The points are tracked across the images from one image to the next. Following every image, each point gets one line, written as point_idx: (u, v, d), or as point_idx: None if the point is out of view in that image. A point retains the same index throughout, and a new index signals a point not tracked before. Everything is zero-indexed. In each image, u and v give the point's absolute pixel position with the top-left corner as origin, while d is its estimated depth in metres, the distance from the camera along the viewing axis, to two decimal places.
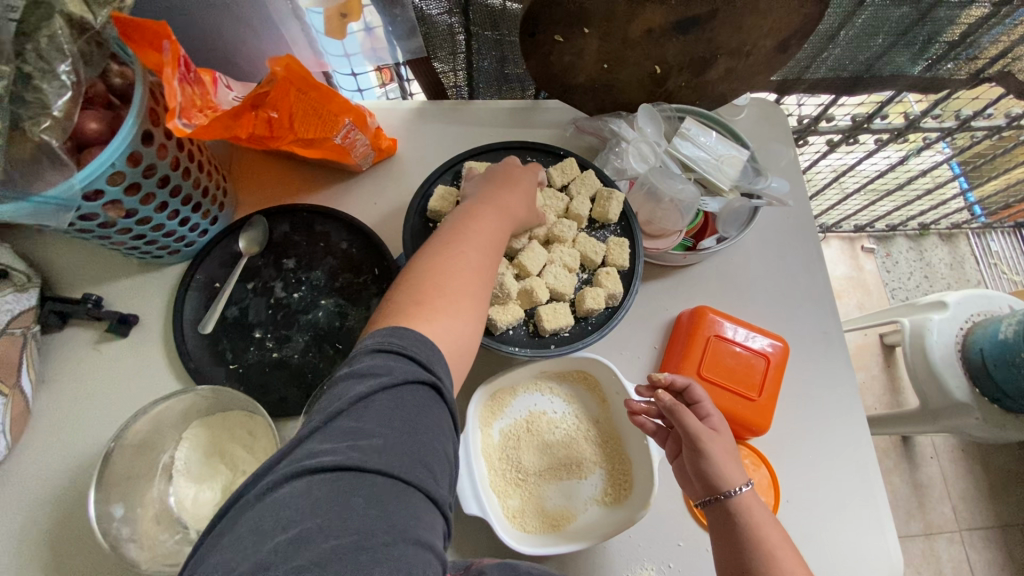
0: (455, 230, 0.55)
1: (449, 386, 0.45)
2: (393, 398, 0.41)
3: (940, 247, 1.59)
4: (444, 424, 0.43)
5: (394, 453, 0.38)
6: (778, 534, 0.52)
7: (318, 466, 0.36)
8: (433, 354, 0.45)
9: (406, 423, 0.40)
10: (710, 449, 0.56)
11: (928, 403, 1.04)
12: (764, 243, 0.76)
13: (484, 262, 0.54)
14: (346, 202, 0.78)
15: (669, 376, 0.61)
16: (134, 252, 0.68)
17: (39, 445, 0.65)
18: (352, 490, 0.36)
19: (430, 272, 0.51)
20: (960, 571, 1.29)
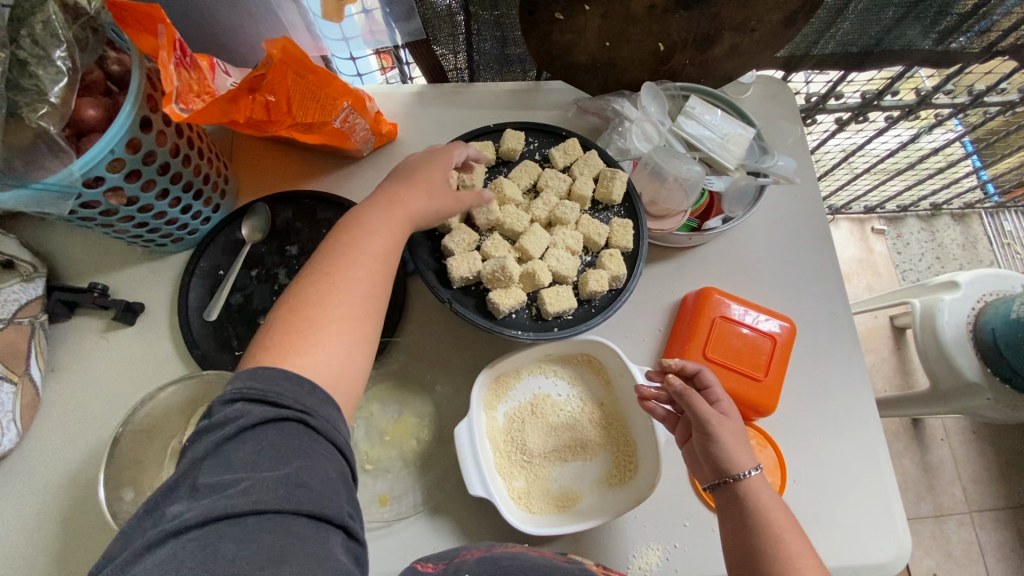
0: (341, 246, 0.53)
1: (323, 416, 0.43)
2: (251, 442, 0.40)
3: (952, 227, 1.56)
4: (323, 449, 0.42)
5: (264, 492, 0.38)
6: (787, 518, 0.52)
7: (180, 527, 0.36)
8: (300, 386, 0.43)
9: (276, 460, 0.39)
10: (722, 432, 0.55)
11: (938, 383, 1.03)
12: (771, 223, 0.75)
13: (368, 281, 0.52)
14: (348, 188, 0.77)
15: (680, 361, 0.61)
16: (138, 241, 0.68)
17: (49, 432, 0.66)
18: (219, 541, 0.36)
19: (309, 294, 0.50)
20: (971, 552, 1.28)
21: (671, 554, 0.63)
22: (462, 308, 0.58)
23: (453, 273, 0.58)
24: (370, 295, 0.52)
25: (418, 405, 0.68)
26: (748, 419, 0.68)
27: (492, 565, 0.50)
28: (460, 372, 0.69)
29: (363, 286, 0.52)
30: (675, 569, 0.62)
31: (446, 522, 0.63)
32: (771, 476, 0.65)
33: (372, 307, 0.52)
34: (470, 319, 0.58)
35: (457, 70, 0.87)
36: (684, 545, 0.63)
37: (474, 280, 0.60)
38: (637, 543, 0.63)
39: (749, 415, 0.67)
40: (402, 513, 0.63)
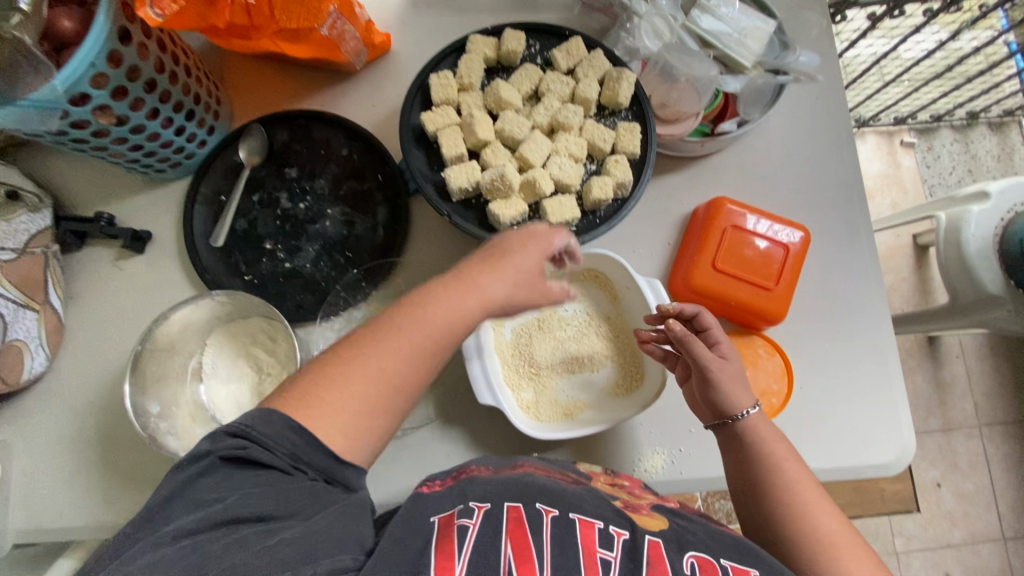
0: (399, 321, 0.48)
1: (323, 463, 0.44)
2: (226, 479, 0.41)
3: (988, 137, 1.46)
4: (308, 486, 0.42)
5: (255, 501, 0.40)
6: (784, 446, 0.55)
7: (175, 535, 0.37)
8: (300, 442, 0.43)
9: (270, 490, 0.41)
10: (722, 377, 0.56)
11: (958, 297, 1.00)
12: (790, 126, 0.71)
13: (410, 369, 0.48)
14: (344, 106, 0.74)
15: (678, 305, 0.60)
16: (136, 165, 0.67)
17: (76, 357, 0.69)
18: (212, 539, 0.37)
19: (353, 365, 0.46)
20: (977, 463, 1.31)
21: (676, 459, 0.65)
22: (463, 221, 0.57)
23: (452, 185, 0.56)
24: (405, 374, 0.47)
25: None
26: (756, 328, 0.68)
27: (509, 492, 0.49)
28: None
29: (387, 369, 0.47)
30: (680, 471, 0.64)
31: (457, 432, 0.65)
32: (778, 383, 0.66)
33: (406, 392, 0.48)
34: (471, 232, 0.57)
35: None
36: (689, 449, 0.65)
37: (473, 193, 0.58)
38: (642, 449, 0.65)
39: (756, 324, 0.67)
40: (415, 424, 0.65)
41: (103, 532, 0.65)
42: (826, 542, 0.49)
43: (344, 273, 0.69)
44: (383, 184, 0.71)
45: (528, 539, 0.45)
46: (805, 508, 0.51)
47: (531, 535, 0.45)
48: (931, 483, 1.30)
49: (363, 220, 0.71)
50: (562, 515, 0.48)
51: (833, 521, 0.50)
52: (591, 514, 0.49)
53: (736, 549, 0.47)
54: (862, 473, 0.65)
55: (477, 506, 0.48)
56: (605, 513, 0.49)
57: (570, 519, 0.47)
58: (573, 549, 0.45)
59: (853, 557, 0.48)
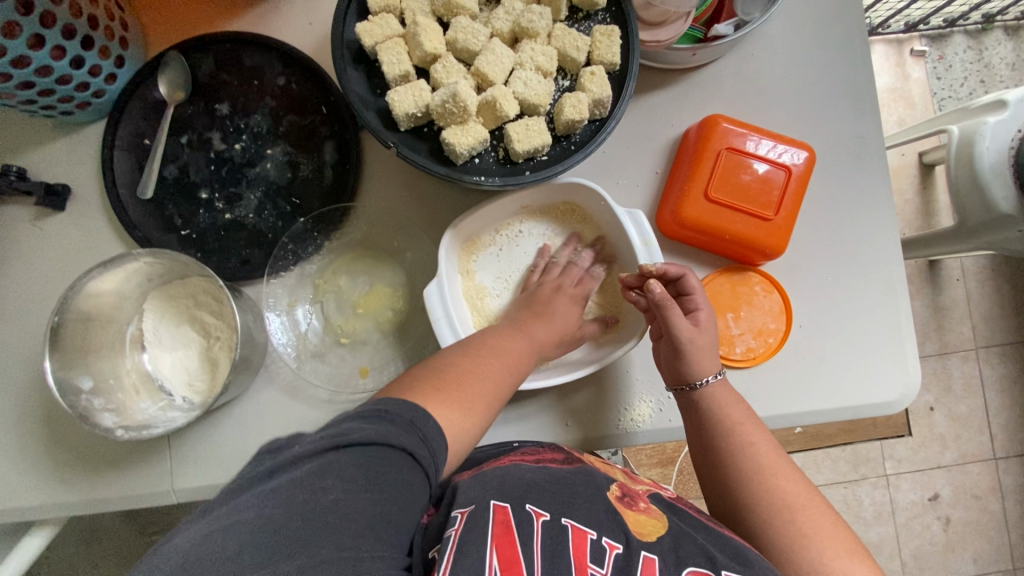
0: (490, 342, 0.53)
1: (427, 446, 0.41)
2: (359, 462, 0.37)
3: (1004, 42, 1.34)
4: (415, 485, 0.39)
5: (359, 516, 0.35)
6: (742, 411, 0.52)
7: (252, 521, 0.33)
8: (418, 428, 0.41)
9: (370, 483, 0.36)
10: (689, 349, 0.52)
11: (966, 218, 0.93)
12: (795, 27, 0.61)
13: (511, 376, 0.52)
14: (276, 25, 0.63)
15: (661, 265, 0.53)
16: (35, 108, 0.57)
17: (5, 329, 0.62)
18: (318, 540, 0.33)
19: (462, 367, 0.49)
20: (971, 386, 1.30)
21: (665, 407, 0.60)
22: (413, 154, 0.49)
23: (397, 111, 0.47)
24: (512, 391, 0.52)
25: (389, 275, 0.63)
26: (753, 263, 0.61)
27: (492, 495, 0.44)
28: (430, 237, 0.62)
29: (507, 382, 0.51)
30: (669, 419, 0.60)
31: None
32: (775, 321, 0.60)
33: (506, 394, 0.51)
34: (424, 166, 0.49)
35: None
36: None
37: (425, 119, 0.50)
38: (629, 397, 0.61)
39: (753, 258, 0.60)
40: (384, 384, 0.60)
41: (62, 510, 0.61)
42: (782, 509, 0.46)
43: (293, 222, 0.62)
44: (328, 118, 0.62)
45: (517, 551, 0.39)
46: (760, 474, 0.48)
47: (521, 544, 0.40)
48: (925, 407, 1.30)
49: (310, 161, 0.62)
50: (554, 520, 0.42)
51: (791, 487, 0.48)
52: (584, 519, 0.43)
53: (737, 557, 0.42)
54: (862, 412, 0.61)
55: (459, 511, 0.42)
56: (602, 518, 0.44)
57: (562, 524, 0.42)
58: (566, 559, 0.40)
59: (812, 523, 0.46)
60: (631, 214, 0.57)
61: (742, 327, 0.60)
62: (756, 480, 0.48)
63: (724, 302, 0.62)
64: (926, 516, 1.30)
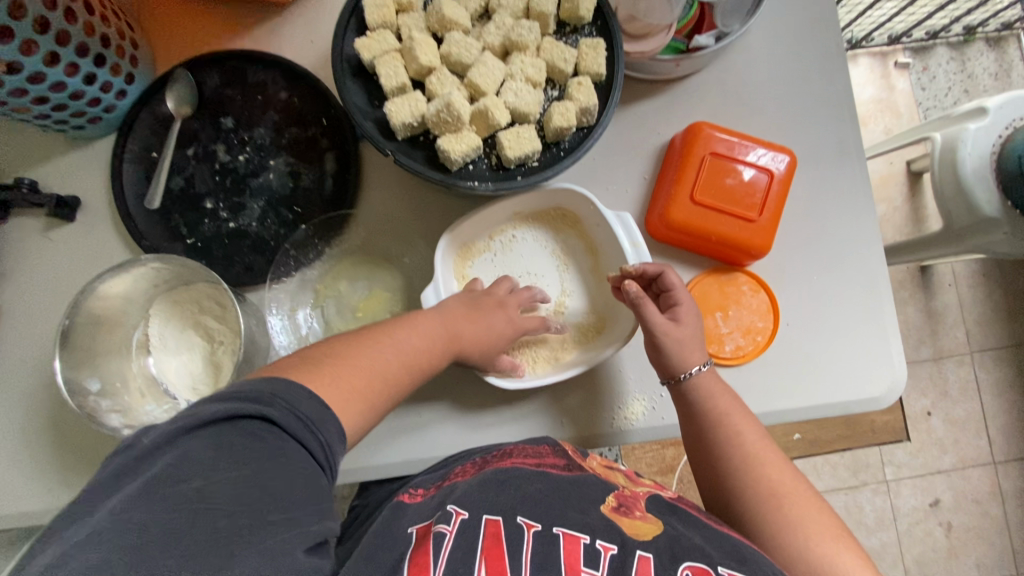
0: (378, 330, 0.50)
1: (298, 410, 0.39)
2: (215, 444, 0.35)
3: (986, 53, 1.38)
4: (292, 448, 0.37)
5: (229, 496, 0.33)
6: (729, 400, 0.54)
7: (117, 524, 0.31)
8: (281, 398, 0.39)
9: (238, 462, 0.35)
10: (670, 342, 0.54)
11: (952, 222, 0.95)
12: (774, 39, 0.64)
13: (401, 363, 0.49)
14: (280, 43, 0.67)
15: (640, 266, 0.56)
16: (48, 122, 0.60)
17: (15, 337, 0.64)
18: (195, 523, 0.32)
19: (342, 352, 0.47)
20: (967, 390, 1.31)
21: (658, 405, 0.62)
22: (409, 162, 0.52)
23: (394, 120, 0.50)
24: (403, 375, 0.50)
25: (387, 280, 0.65)
26: (739, 264, 0.63)
27: (486, 502, 0.44)
28: (427, 242, 0.65)
29: (392, 362, 0.49)
30: (662, 417, 0.62)
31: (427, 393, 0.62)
32: (763, 320, 0.62)
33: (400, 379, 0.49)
34: (420, 172, 0.52)
35: None
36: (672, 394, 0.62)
37: (421, 129, 0.52)
38: (623, 397, 0.62)
39: (740, 259, 0.62)
40: None
41: (66, 514, 0.62)
42: (769, 495, 0.48)
43: (295, 229, 0.64)
44: (329, 130, 0.65)
45: (506, 563, 0.40)
46: (748, 461, 0.50)
47: (509, 558, 0.40)
48: (922, 412, 1.30)
49: (311, 171, 0.64)
50: (545, 530, 0.42)
51: (776, 473, 0.49)
52: (577, 525, 0.43)
53: (733, 554, 0.42)
54: (851, 408, 0.62)
55: (454, 513, 0.43)
56: (593, 524, 0.44)
57: (554, 534, 0.42)
58: (553, 569, 0.40)
59: (799, 508, 0.47)
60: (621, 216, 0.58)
61: (730, 326, 0.62)
62: (744, 467, 0.50)
63: (713, 301, 0.63)
64: (927, 521, 1.29)
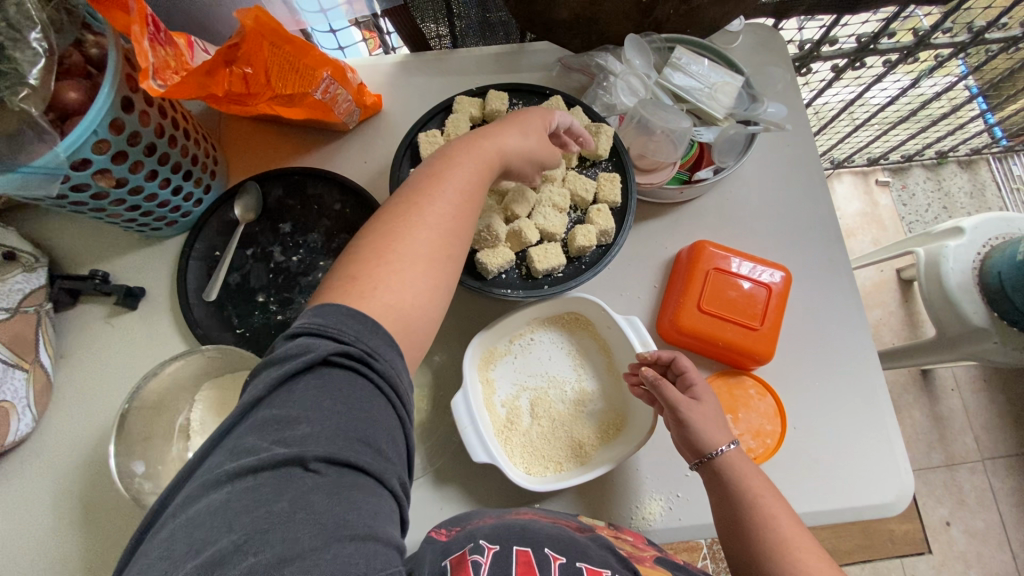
0: (422, 184, 0.51)
1: (385, 360, 0.41)
2: (318, 382, 0.38)
3: (959, 175, 1.52)
4: (380, 407, 0.40)
5: (330, 436, 0.37)
6: (763, 482, 0.54)
7: (237, 472, 0.35)
8: (363, 326, 0.41)
9: (336, 404, 0.38)
10: (692, 416, 0.56)
11: (944, 331, 0.98)
12: (764, 172, 0.74)
13: (452, 218, 0.50)
14: (337, 162, 0.77)
15: (654, 351, 0.61)
16: (132, 224, 0.68)
17: (63, 417, 0.68)
18: (295, 478, 0.35)
19: (387, 234, 0.48)
20: (983, 500, 1.29)
21: (674, 504, 0.64)
22: None
23: None
24: (452, 235, 0.50)
25: (416, 375, 0.69)
26: (745, 367, 0.68)
27: (516, 536, 0.50)
28: (456, 339, 0.70)
29: (444, 219, 0.49)
30: (679, 518, 0.63)
31: (452, 490, 0.64)
32: (771, 423, 0.66)
33: (461, 238, 0.51)
34: (460, 281, 0.59)
35: (440, 38, 0.87)
36: (686, 495, 0.64)
37: None
38: (639, 496, 0.64)
39: (746, 363, 0.67)
40: None
41: None
42: None
43: None
44: None
45: None
46: (786, 547, 0.50)
47: None
48: (941, 522, 1.27)
49: None
50: (570, 564, 0.48)
51: (813, 560, 0.49)
52: (598, 562, 0.49)
53: None
54: (861, 514, 0.64)
55: (487, 546, 0.49)
56: (612, 562, 0.50)
57: (577, 567, 0.48)
58: None
59: None
60: (626, 317, 0.66)
61: (741, 429, 0.65)
62: (783, 554, 0.50)
63: (723, 403, 0.67)
64: None
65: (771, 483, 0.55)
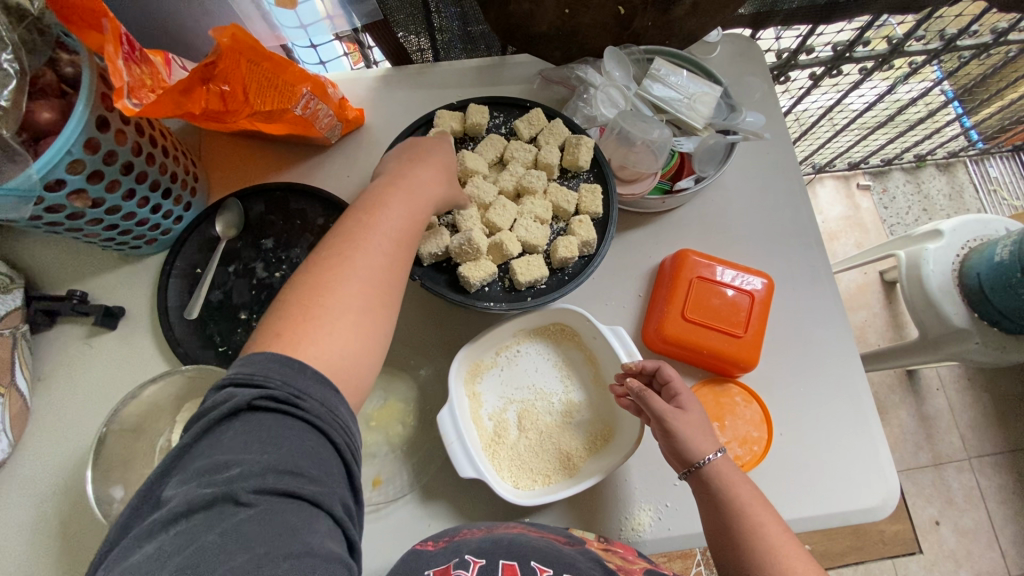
0: (352, 228, 0.51)
1: (313, 398, 0.41)
2: (243, 428, 0.38)
3: (938, 177, 1.55)
4: (312, 443, 0.39)
5: (259, 472, 0.36)
6: (750, 490, 0.54)
7: (169, 517, 0.35)
8: (290, 368, 0.41)
9: (264, 442, 0.37)
10: (678, 426, 0.56)
11: (926, 332, 0.98)
12: (744, 180, 0.75)
13: (384, 262, 0.50)
14: (319, 177, 0.77)
15: (640, 361, 0.61)
16: (111, 244, 0.68)
17: (41, 441, 0.66)
18: (223, 516, 0.35)
19: (319, 282, 0.47)
20: (972, 498, 1.30)
21: (663, 514, 0.64)
22: (435, 285, 0.59)
23: (423, 250, 0.58)
24: (384, 282, 0.50)
25: (402, 390, 0.69)
26: (731, 375, 0.69)
27: (502, 550, 0.50)
28: (441, 353, 0.70)
29: (377, 264, 0.50)
30: (669, 527, 0.63)
31: (440, 506, 0.63)
32: (758, 430, 0.66)
33: (394, 278, 0.51)
34: (444, 295, 0.59)
35: (421, 51, 0.87)
36: (676, 504, 0.64)
37: (445, 257, 0.60)
38: (628, 506, 0.64)
39: (730, 370, 0.68)
40: (392, 496, 0.63)
41: None
42: None
43: None
44: None
45: None
46: (774, 554, 0.50)
47: None
48: (931, 521, 1.28)
49: None
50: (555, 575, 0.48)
51: (801, 564, 0.50)
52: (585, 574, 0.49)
53: None
54: (849, 519, 0.64)
55: (472, 560, 0.49)
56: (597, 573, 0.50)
57: None
58: None
59: None
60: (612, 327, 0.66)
61: (728, 436, 0.65)
62: (774, 560, 0.50)
63: (709, 411, 0.67)
64: None
65: (757, 489, 0.56)
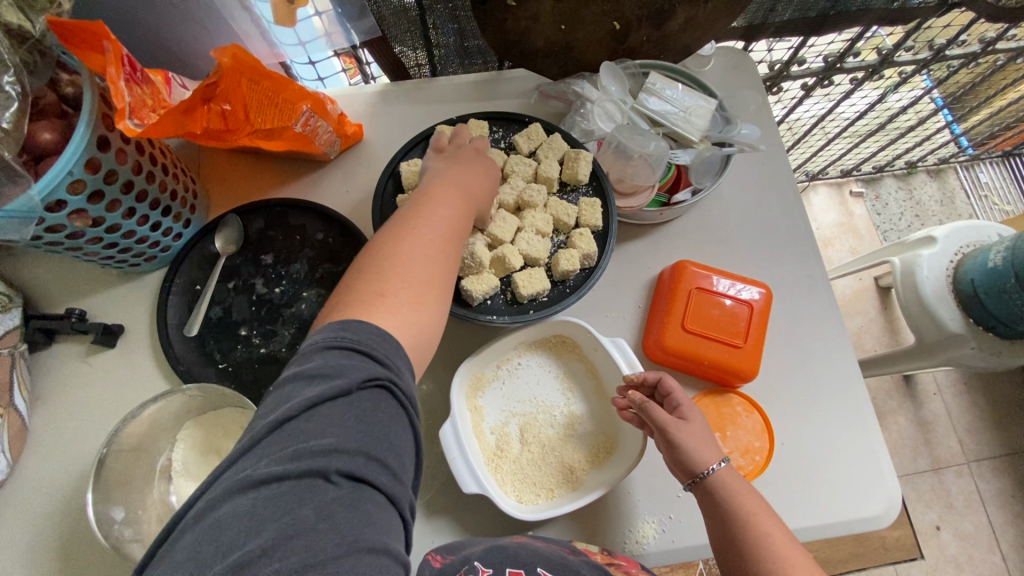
0: (411, 213, 0.53)
1: (404, 381, 0.43)
2: (348, 402, 0.38)
3: (929, 184, 1.56)
4: (402, 427, 0.40)
5: (356, 450, 0.37)
6: (755, 500, 0.55)
7: (265, 480, 0.35)
8: (389, 345, 0.43)
9: (362, 421, 0.38)
10: (681, 437, 0.56)
11: (922, 337, 0.99)
12: (741, 191, 0.76)
13: (444, 245, 0.52)
14: (319, 193, 0.77)
15: (641, 373, 0.62)
16: (110, 262, 0.67)
17: (39, 462, 0.66)
18: (311, 493, 0.35)
19: (387, 259, 0.49)
20: (971, 502, 1.30)
21: (667, 526, 0.64)
22: None
23: None
24: (446, 264, 0.52)
25: None
26: (732, 385, 0.69)
27: (510, 559, 0.51)
28: (443, 367, 0.70)
29: (439, 246, 0.51)
30: (673, 539, 0.63)
31: (444, 521, 0.63)
32: (760, 440, 0.66)
33: (454, 259, 0.53)
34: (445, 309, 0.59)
35: (419, 66, 0.88)
36: (678, 516, 0.64)
37: None
38: (632, 518, 0.64)
39: (732, 380, 0.68)
40: None
41: None
42: None
43: None
44: None
45: None
46: (777, 561, 0.50)
47: None
48: (931, 526, 1.28)
49: None
50: None
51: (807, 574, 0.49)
52: None
53: None
54: (853, 527, 0.64)
55: (481, 568, 0.50)
56: None
57: None
58: None
59: None
60: (613, 338, 0.66)
61: (730, 447, 0.65)
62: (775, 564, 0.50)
63: (711, 422, 0.67)
64: None
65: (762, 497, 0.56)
